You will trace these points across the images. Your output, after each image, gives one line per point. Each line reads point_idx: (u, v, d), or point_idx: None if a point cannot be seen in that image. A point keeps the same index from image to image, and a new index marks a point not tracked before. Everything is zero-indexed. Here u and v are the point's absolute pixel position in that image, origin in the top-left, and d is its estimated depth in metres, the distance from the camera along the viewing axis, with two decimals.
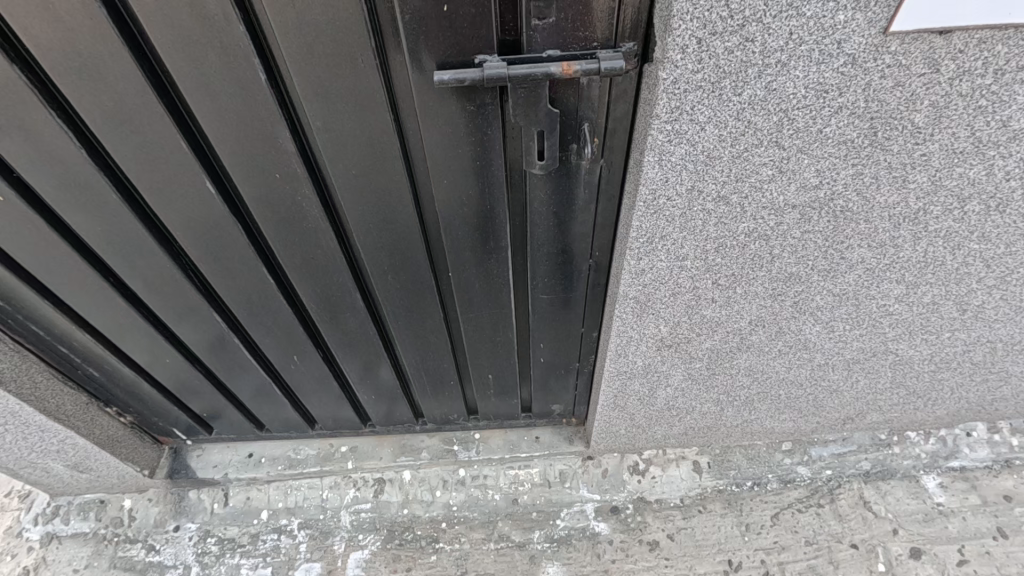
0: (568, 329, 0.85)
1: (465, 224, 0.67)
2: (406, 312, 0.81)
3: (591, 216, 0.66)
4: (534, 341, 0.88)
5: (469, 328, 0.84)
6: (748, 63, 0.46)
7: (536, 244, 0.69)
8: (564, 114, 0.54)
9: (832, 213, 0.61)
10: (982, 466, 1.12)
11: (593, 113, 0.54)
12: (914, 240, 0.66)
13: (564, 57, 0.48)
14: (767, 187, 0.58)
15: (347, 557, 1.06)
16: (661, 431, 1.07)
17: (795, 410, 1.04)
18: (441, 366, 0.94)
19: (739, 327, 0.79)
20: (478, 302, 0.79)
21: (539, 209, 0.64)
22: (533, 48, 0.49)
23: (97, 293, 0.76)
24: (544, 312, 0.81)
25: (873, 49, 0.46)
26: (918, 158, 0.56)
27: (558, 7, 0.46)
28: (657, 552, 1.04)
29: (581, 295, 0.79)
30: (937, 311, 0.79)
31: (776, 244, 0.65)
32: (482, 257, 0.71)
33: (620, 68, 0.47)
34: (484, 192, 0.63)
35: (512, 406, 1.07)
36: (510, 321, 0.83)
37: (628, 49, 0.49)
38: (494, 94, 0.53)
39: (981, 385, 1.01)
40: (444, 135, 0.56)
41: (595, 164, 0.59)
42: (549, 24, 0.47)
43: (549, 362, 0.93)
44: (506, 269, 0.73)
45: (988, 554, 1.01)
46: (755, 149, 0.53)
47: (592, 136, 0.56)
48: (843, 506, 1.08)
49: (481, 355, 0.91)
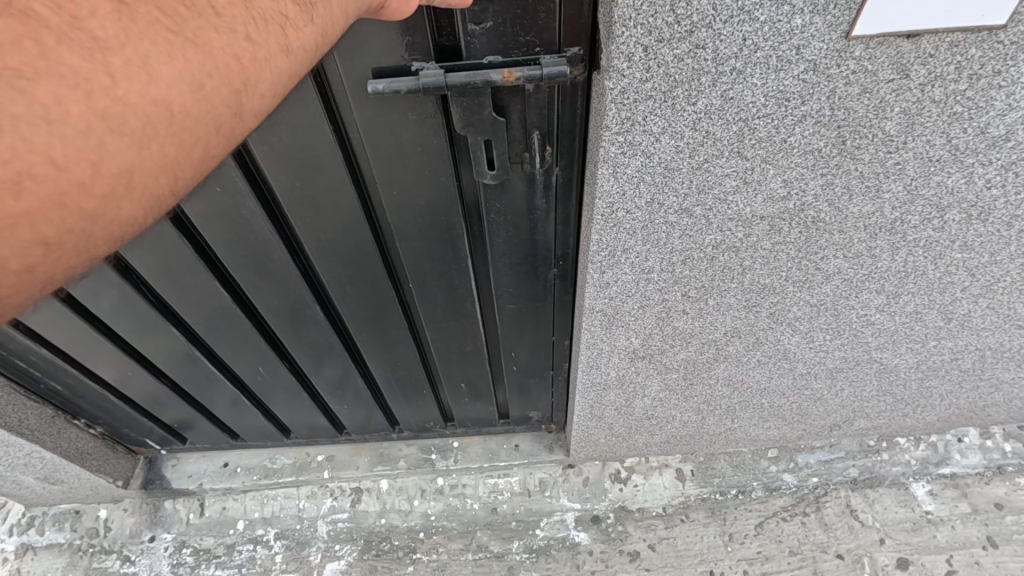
0: (539, 338, 0.83)
1: (421, 234, 0.64)
2: (370, 322, 0.79)
3: (552, 225, 0.63)
4: (504, 349, 0.86)
5: (437, 338, 0.83)
6: (701, 71, 0.43)
7: (496, 254, 0.67)
8: (512, 122, 0.51)
9: (803, 223, 0.58)
10: (973, 473, 1.09)
11: (542, 122, 0.51)
12: (892, 250, 0.63)
13: (505, 63, 0.46)
14: (731, 199, 0.55)
15: (323, 568, 1.04)
16: (642, 440, 1.05)
17: (779, 418, 1.01)
18: (412, 375, 0.92)
19: (714, 338, 0.76)
20: (443, 311, 0.77)
21: (496, 219, 0.62)
22: (472, 55, 0.46)
23: (45, 313, 0.73)
24: (512, 321, 0.79)
25: (836, 54, 0.43)
26: (892, 167, 0.52)
27: (495, 11, 0.43)
28: (638, 563, 1.02)
29: (549, 303, 0.76)
30: (921, 320, 0.76)
31: (746, 256, 0.62)
32: (442, 267, 0.69)
33: (564, 75, 0.45)
34: (436, 203, 0.60)
35: (489, 412, 1.06)
36: (478, 329, 0.81)
37: (573, 53, 0.46)
38: (435, 104, 0.50)
39: (971, 392, 0.98)
40: (388, 144, 0.54)
41: (551, 173, 0.57)
42: (486, 30, 0.44)
43: (522, 368, 0.91)
44: (468, 279, 0.71)
45: (977, 564, 0.99)
46: (716, 160, 0.50)
47: (544, 144, 0.53)
48: (829, 515, 1.06)
49: (452, 363, 0.89)
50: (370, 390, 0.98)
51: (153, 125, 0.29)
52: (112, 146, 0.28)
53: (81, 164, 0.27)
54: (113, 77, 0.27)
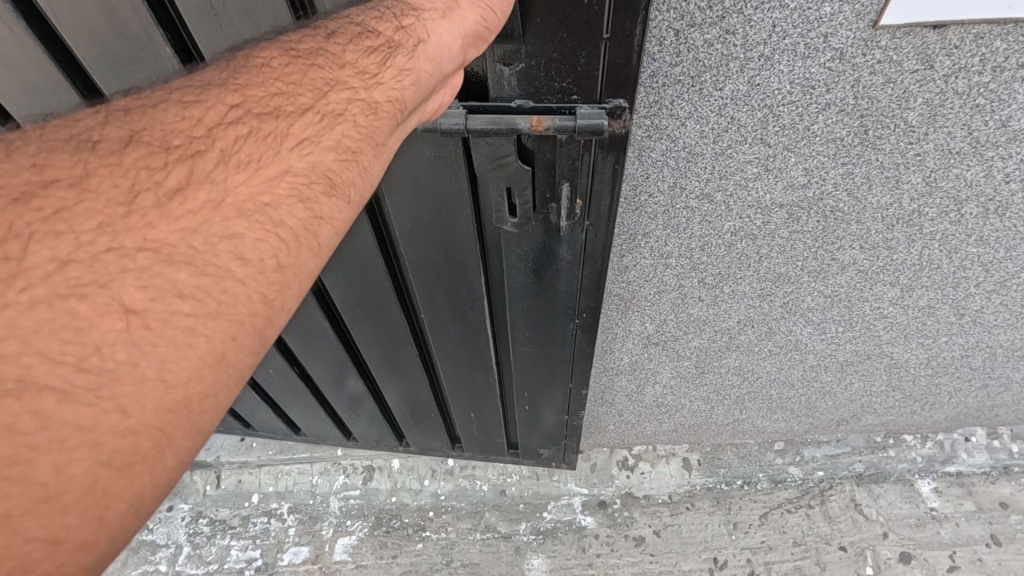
0: (554, 383, 0.80)
1: (434, 270, 0.64)
2: (379, 344, 0.79)
3: (579, 280, 0.61)
4: (518, 389, 0.84)
5: (449, 369, 0.82)
6: (729, 57, 0.44)
7: (512, 298, 0.66)
8: (541, 168, 0.50)
9: (821, 212, 0.59)
10: (978, 472, 1.10)
11: (574, 174, 0.49)
12: (908, 242, 0.64)
13: (536, 108, 0.45)
14: (752, 186, 0.56)
15: (335, 543, 1.07)
16: (651, 428, 1.07)
17: (787, 410, 1.02)
18: (422, 402, 0.92)
19: (728, 326, 0.77)
20: (455, 346, 0.77)
21: (514, 265, 0.61)
22: (501, 95, 0.45)
23: None
24: (527, 364, 0.77)
25: (862, 43, 0.44)
26: (912, 158, 0.53)
27: (527, 52, 0.42)
28: (643, 548, 1.04)
29: (567, 354, 0.74)
30: (934, 315, 0.77)
31: (764, 244, 0.63)
32: (455, 303, 0.68)
33: (598, 129, 0.43)
34: (451, 242, 0.60)
35: (500, 446, 1.03)
36: (489, 367, 0.80)
37: (613, 105, 0.44)
38: (456, 147, 0.49)
39: (981, 390, 0.99)
40: (404, 182, 0.54)
41: (579, 226, 0.55)
42: (517, 70, 0.43)
43: (534, 411, 0.89)
44: (481, 318, 0.70)
45: (980, 561, 1.00)
46: (739, 146, 0.52)
47: (573, 196, 0.51)
48: (834, 508, 1.07)
49: (462, 395, 0.88)
50: (381, 412, 0.98)
51: (167, 436, 0.25)
52: (117, 485, 0.24)
53: (83, 522, 0.23)
54: (122, 411, 0.23)
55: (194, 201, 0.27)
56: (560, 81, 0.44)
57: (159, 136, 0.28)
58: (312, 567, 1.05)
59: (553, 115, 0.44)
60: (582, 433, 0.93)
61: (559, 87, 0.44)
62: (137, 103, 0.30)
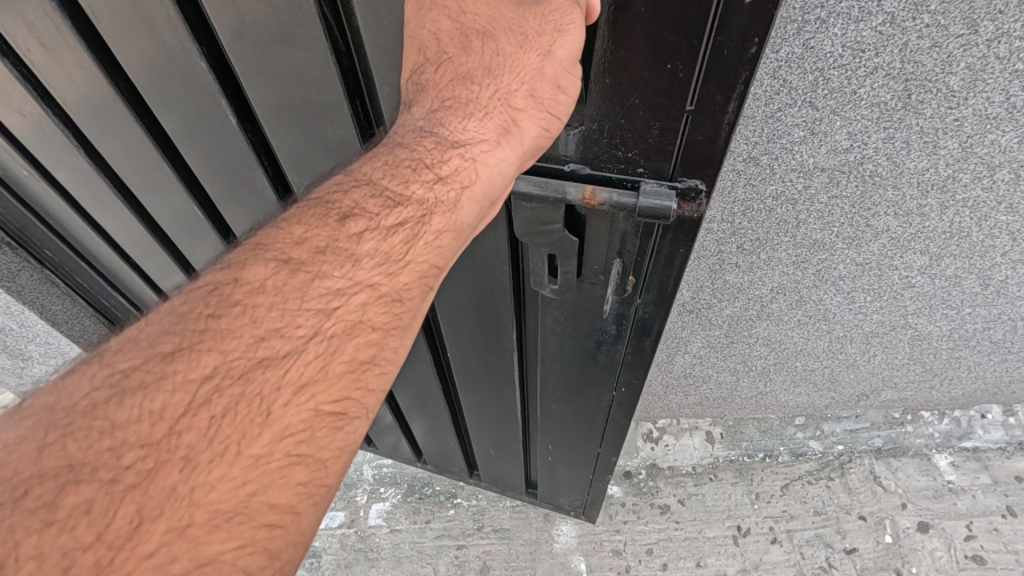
0: (581, 438, 0.80)
1: (466, 315, 0.65)
2: (405, 372, 0.81)
3: (616, 350, 0.60)
4: (541, 437, 0.84)
5: (474, 407, 0.83)
6: (788, 19, 0.47)
7: (545, 354, 0.66)
8: (594, 237, 0.47)
9: (860, 177, 0.62)
10: (994, 447, 1.13)
11: (628, 251, 0.47)
12: (941, 208, 0.67)
13: (593, 176, 0.41)
14: (797, 149, 0.59)
15: (369, 508, 1.10)
16: (676, 400, 1.10)
17: (810, 383, 1.05)
18: (444, 433, 0.94)
19: (760, 294, 0.80)
20: (482, 387, 0.78)
21: (549, 324, 0.61)
22: (557, 155, 0.42)
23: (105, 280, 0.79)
24: (553, 416, 0.77)
25: (913, 7, 0.47)
26: (950, 123, 0.57)
27: (586, 115, 0.38)
28: (668, 516, 1.07)
29: (596, 413, 0.73)
30: (960, 285, 0.80)
31: (802, 209, 0.66)
32: (485, 347, 0.70)
33: (662, 214, 0.38)
34: (485, 293, 0.61)
35: (519, 488, 1.02)
36: (514, 412, 0.80)
37: (686, 185, 0.38)
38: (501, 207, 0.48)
39: (999, 366, 1.02)
40: None
41: (628, 301, 0.53)
42: (576, 131, 0.40)
43: (555, 461, 0.88)
44: (509, 365, 0.71)
45: (996, 530, 1.03)
46: (788, 109, 0.55)
47: (626, 273, 0.49)
48: (853, 480, 1.10)
49: (485, 433, 0.89)
50: (404, 435, 1.00)
51: None
52: None
53: None
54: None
55: (157, 536, 0.27)
56: (625, 151, 0.39)
57: (118, 445, 0.28)
58: (348, 531, 1.08)
59: (612, 189, 0.40)
60: (604, 489, 0.91)
61: (623, 158, 0.39)
62: (135, 342, 0.32)
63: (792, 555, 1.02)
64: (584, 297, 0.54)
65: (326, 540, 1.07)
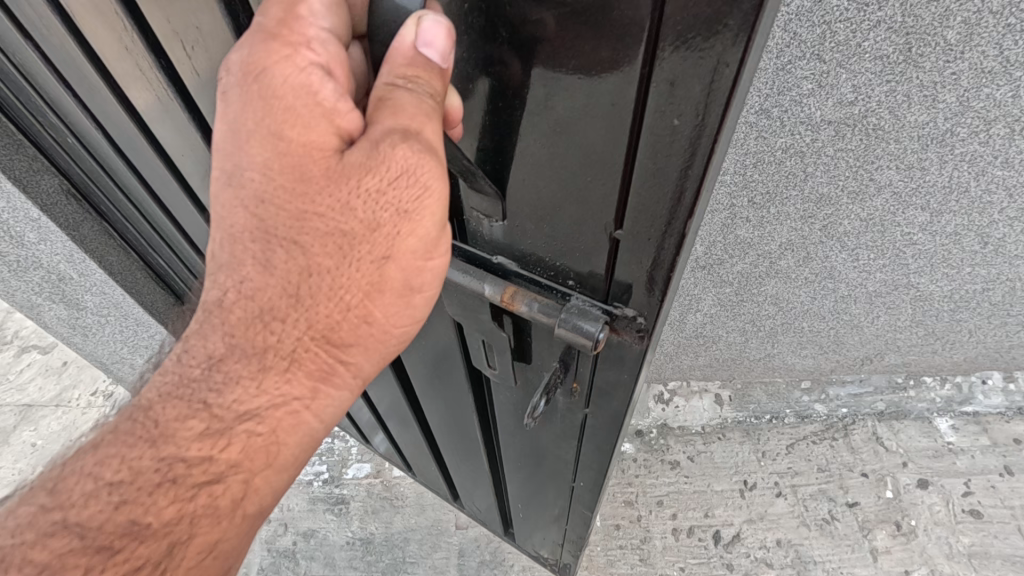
0: (548, 505, 0.77)
1: (430, 365, 0.65)
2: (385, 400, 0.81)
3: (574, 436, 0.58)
4: (511, 492, 0.82)
5: (447, 446, 0.83)
6: None
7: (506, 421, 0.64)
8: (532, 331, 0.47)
9: (864, 130, 0.67)
10: (995, 412, 1.17)
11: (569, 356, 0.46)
12: (940, 162, 0.71)
13: (517, 277, 0.41)
14: (806, 102, 0.64)
15: None
16: (687, 361, 1.15)
17: (816, 345, 1.10)
18: (424, 459, 0.94)
19: (769, 250, 0.86)
20: (452, 432, 0.77)
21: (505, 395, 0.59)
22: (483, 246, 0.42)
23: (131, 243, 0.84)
24: (519, 476, 0.75)
25: None
26: (948, 77, 0.61)
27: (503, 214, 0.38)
28: (678, 471, 1.13)
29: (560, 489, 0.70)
30: (959, 243, 0.85)
31: (810, 162, 0.71)
32: (450, 399, 0.68)
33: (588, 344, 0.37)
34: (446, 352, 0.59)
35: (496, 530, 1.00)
36: (483, 462, 0.79)
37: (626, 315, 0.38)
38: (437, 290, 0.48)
39: (999, 330, 1.06)
40: None
41: (577, 399, 0.51)
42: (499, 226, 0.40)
43: (525, 515, 0.86)
44: (473, 421, 0.69)
45: (993, 488, 1.08)
46: (798, 62, 0.60)
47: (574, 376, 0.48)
48: (857, 440, 1.15)
49: (460, 471, 0.88)
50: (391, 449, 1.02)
51: None
52: None
53: None
54: None
55: None
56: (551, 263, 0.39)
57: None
58: (374, 481, 1.13)
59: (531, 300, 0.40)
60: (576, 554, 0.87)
61: (553, 266, 0.39)
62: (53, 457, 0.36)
63: (797, 508, 1.07)
64: (531, 384, 0.54)
65: (353, 489, 1.13)
